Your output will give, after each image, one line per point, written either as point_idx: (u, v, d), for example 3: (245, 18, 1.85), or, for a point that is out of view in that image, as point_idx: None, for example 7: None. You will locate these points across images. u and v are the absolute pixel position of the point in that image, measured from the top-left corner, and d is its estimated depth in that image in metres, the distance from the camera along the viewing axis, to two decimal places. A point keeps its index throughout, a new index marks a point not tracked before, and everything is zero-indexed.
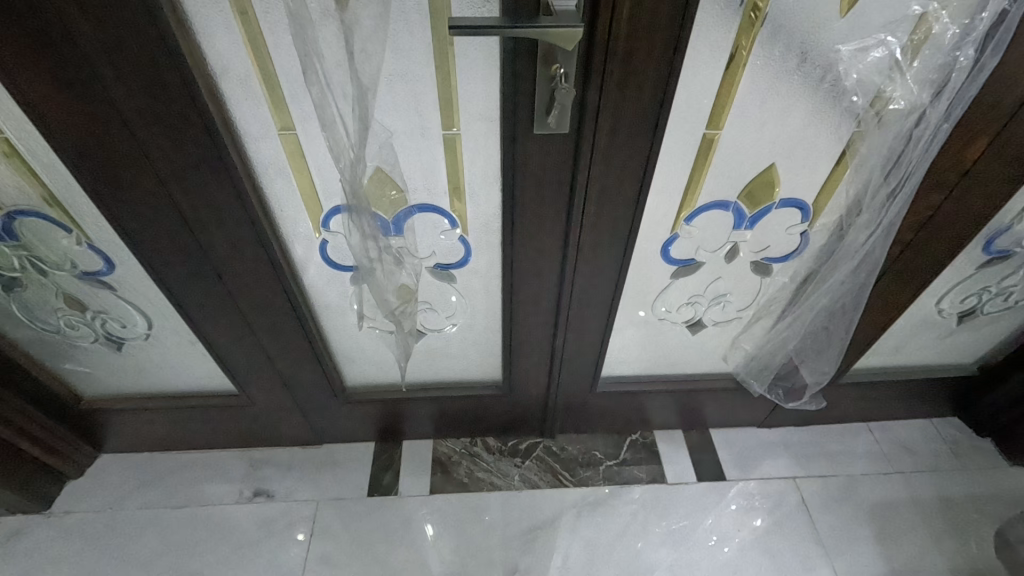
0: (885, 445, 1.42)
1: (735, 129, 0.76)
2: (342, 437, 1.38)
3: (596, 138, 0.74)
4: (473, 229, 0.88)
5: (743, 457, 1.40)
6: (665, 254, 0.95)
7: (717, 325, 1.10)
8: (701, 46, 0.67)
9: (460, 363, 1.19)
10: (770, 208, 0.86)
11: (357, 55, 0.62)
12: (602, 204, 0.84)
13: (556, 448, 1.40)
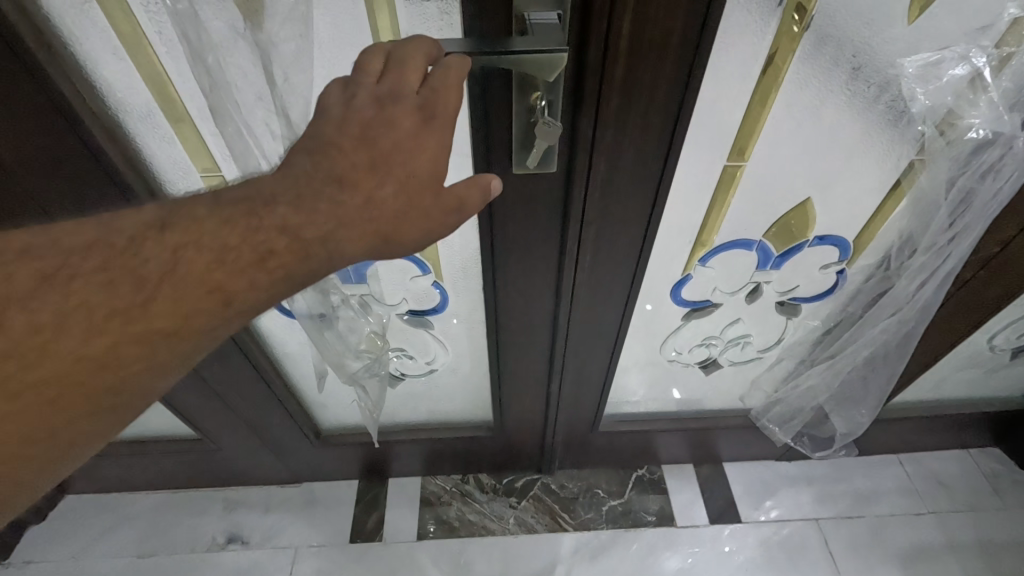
0: (918, 479, 1.29)
1: (763, 159, 0.61)
2: (323, 475, 1.27)
3: (591, 174, 0.60)
4: (447, 271, 0.77)
5: (760, 494, 1.28)
6: (675, 296, 0.81)
7: (734, 367, 0.97)
8: (724, 64, 0.52)
9: (446, 399, 1.09)
10: (802, 246, 0.72)
11: (277, 85, 0.48)
12: (601, 246, 0.70)
13: (555, 486, 1.28)
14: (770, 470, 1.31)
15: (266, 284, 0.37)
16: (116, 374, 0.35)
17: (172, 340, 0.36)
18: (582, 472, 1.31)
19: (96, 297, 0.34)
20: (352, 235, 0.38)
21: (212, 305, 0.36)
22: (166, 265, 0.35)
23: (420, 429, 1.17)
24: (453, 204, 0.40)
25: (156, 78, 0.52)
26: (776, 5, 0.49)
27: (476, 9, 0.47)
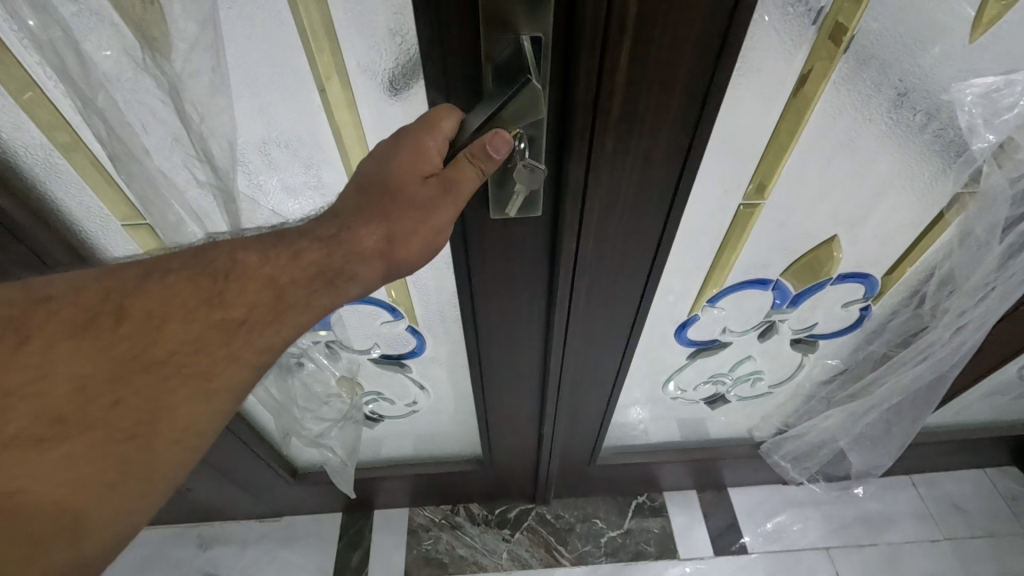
0: (933, 502, 1.22)
1: (786, 197, 0.53)
2: (303, 509, 1.19)
3: (584, 221, 0.51)
4: (423, 316, 0.68)
5: (770, 524, 1.20)
6: (679, 335, 0.73)
7: (743, 401, 0.89)
8: (743, 92, 0.43)
9: (431, 435, 1.01)
10: (824, 284, 0.63)
11: (193, 125, 0.41)
12: (595, 292, 0.62)
13: (550, 516, 1.21)
14: (778, 495, 1.23)
15: (308, 286, 0.37)
16: (182, 384, 0.37)
17: (231, 348, 0.37)
18: (580, 500, 1.23)
19: (156, 308, 0.35)
20: (370, 231, 0.36)
21: (263, 305, 0.37)
22: (217, 270, 0.36)
23: (404, 466, 1.09)
24: (445, 185, 0.36)
25: (46, 116, 0.44)
26: (809, 26, 0.40)
27: (440, 51, 0.38)
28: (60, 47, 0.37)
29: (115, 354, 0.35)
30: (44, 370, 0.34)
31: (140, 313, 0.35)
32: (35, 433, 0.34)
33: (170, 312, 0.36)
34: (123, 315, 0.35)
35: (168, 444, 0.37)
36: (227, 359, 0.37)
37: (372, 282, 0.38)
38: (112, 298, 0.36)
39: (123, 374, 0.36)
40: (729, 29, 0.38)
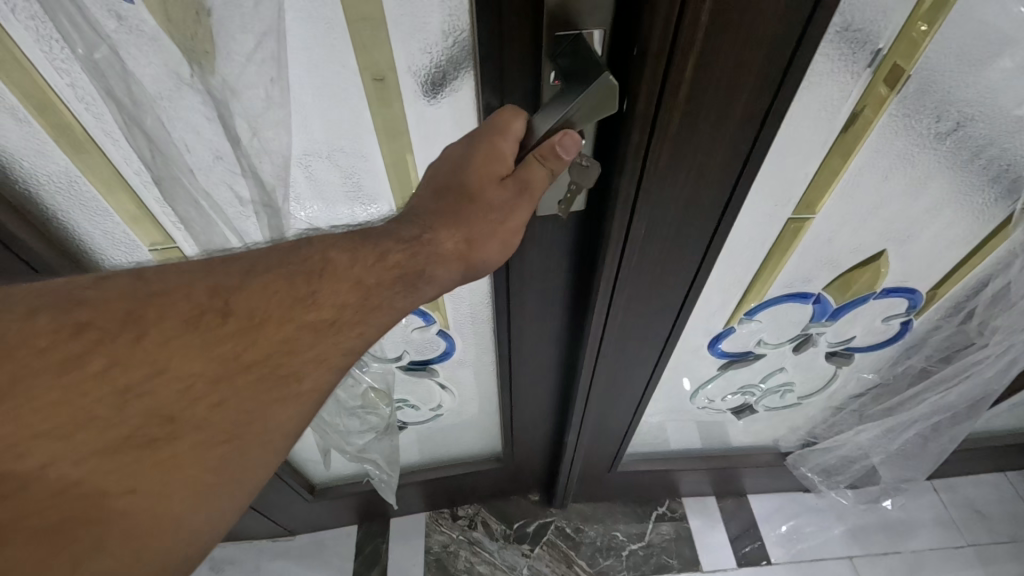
0: (954, 508, 1.21)
1: (836, 212, 0.51)
2: (317, 526, 1.16)
3: (630, 239, 0.49)
4: (454, 320, 0.67)
5: (788, 528, 1.20)
6: (712, 348, 0.71)
7: (771, 412, 0.87)
8: (805, 107, 0.41)
9: (452, 438, 1.00)
10: (867, 298, 0.62)
11: (245, 144, 0.39)
12: (633, 307, 0.60)
13: (570, 529, 1.19)
14: (798, 503, 1.22)
15: (395, 284, 0.34)
16: (270, 391, 0.32)
17: (321, 349, 0.33)
18: (598, 511, 1.21)
19: (258, 308, 0.31)
20: (449, 233, 0.34)
21: (352, 306, 0.33)
22: (312, 270, 0.32)
23: (420, 471, 1.07)
24: (519, 188, 0.35)
25: (78, 137, 0.43)
26: (864, 66, 0.39)
27: (498, 45, 0.35)
28: (105, 65, 0.35)
29: (214, 359, 0.30)
30: (151, 368, 0.29)
31: (244, 311, 0.31)
32: (134, 439, 0.29)
33: (269, 313, 0.31)
34: (228, 313, 0.30)
35: (253, 455, 0.32)
36: (317, 362, 0.33)
37: (444, 284, 0.36)
38: (217, 294, 0.30)
39: (223, 377, 0.30)
40: (795, 54, 0.36)
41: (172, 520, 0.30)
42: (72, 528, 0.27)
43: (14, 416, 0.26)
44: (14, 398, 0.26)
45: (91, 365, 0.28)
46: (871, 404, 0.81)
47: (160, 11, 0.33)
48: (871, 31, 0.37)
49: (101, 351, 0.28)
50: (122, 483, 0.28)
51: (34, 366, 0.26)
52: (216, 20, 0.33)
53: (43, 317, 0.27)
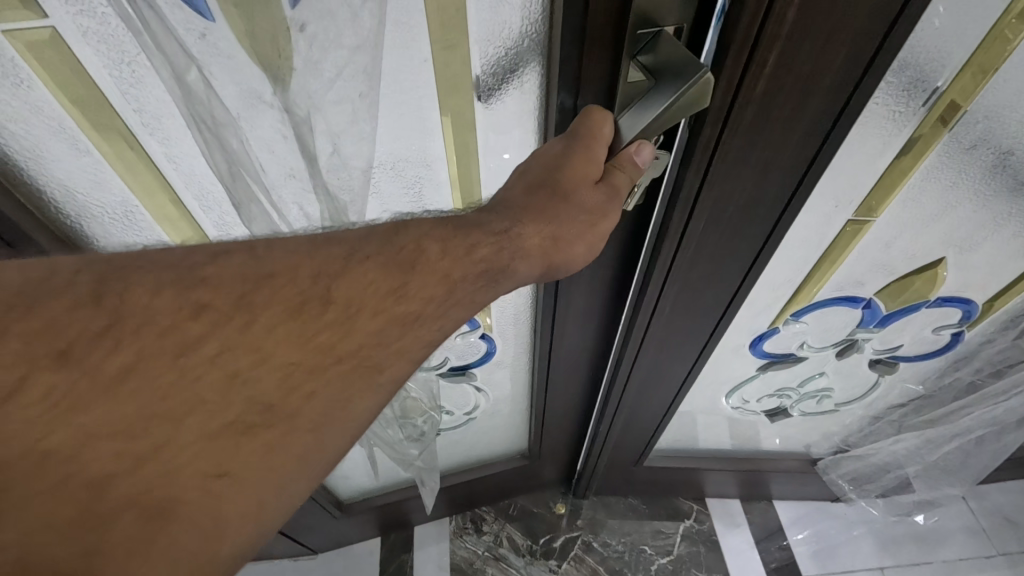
0: (983, 517, 1.20)
1: (891, 217, 0.55)
2: (341, 543, 1.14)
3: (684, 240, 0.51)
4: (497, 321, 0.69)
5: (813, 542, 1.18)
6: (753, 347, 0.76)
7: (804, 417, 0.98)
8: (872, 117, 0.44)
9: (480, 442, 1.01)
10: (920, 306, 0.70)
11: (323, 159, 0.42)
12: (678, 308, 0.62)
13: (598, 544, 1.18)
14: (825, 513, 1.21)
15: (477, 279, 0.36)
16: (354, 380, 0.33)
17: (407, 340, 0.34)
18: (625, 524, 1.20)
19: (355, 296, 0.33)
20: (537, 228, 0.37)
21: (436, 300, 0.35)
22: (407, 260, 0.34)
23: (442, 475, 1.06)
24: (610, 191, 0.38)
25: (129, 157, 0.45)
26: (919, 106, 0.43)
27: (580, 48, 0.37)
28: (194, 85, 0.38)
29: (311, 349, 0.32)
30: (256, 353, 0.30)
31: (340, 299, 0.32)
32: (236, 424, 0.30)
33: (364, 303, 0.33)
34: (328, 301, 0.32)
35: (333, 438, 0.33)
36: (396, 354, 0.34)
37: (524, 278, 0.39)
38: (320, 280, 0.32)
39: (315, 367, 0.32)
40: (864, 76, 0.38)
41: (255, 507, 0.30)
42: (171, 510, 0.27)
43: (136, 391, 0.28)
44: (140, 373, 0.28)
45: (208, 348, 0.29)
46: (913, 416, 0.95)
47: (249, 36, 0.35)
48: (939, 64, 0.40)
49: (214, 333, 0.30)
50: (218, 465, 0.29)
51: (157, 345, 0.28)
52: (308, 34, 0.35)
53: (166, 294, 0.29)
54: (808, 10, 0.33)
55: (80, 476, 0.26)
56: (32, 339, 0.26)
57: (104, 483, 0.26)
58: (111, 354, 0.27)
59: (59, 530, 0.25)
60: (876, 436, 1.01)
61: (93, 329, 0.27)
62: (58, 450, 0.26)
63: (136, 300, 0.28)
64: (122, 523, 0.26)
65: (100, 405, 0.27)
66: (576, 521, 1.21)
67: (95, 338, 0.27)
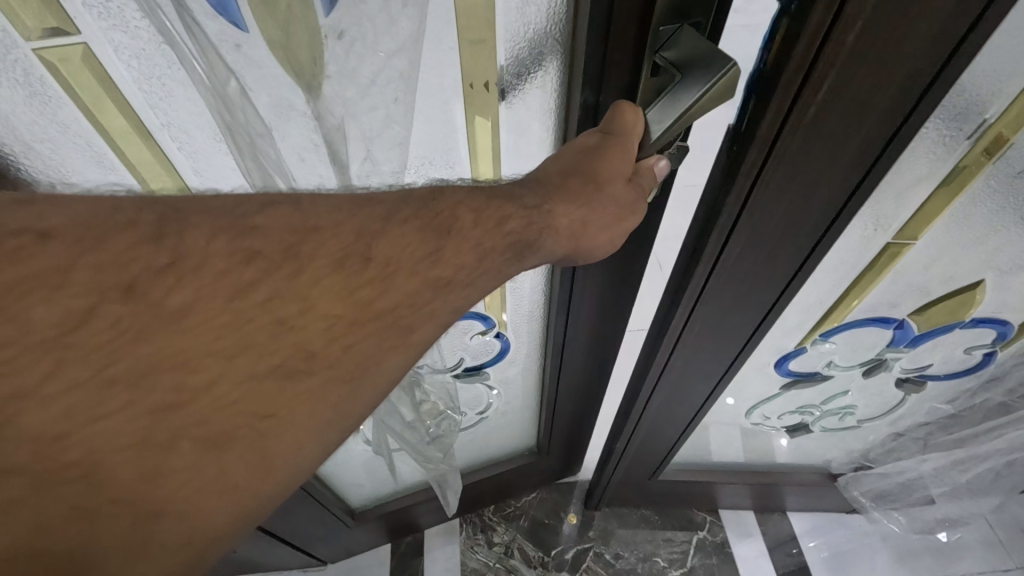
0: (1001, 530, 1.18)
1: (928, 241, 0.60)
2: (352, 551, 1.16)
3: (723, 257, 0.55)
4: (512, 322, 0.72)
5: (828, 553, 1.21)
6: (778, 366, 0.86)
7: (826, 433, 1.06)
8: (915, 151, 0.48)
9: (494, 439, 1.06)
10: (954, 326, 0.75)
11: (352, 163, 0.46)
12: (712, 321, 0.65)
13: (609, 556, 1.21)
14: (839, 523, 1.24)
15: (507, 249, 0.39)
16: (387, 338, 0.36)
17: (437, 304, 0.37)
18: (638, 535, 1.24)
19: (394, 257, 0.35)
20: (567, 209, 0.41)
21: (466, 269, 0.37)
22: (444, 224, 0.37)
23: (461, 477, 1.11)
24: (640, 189, 0.43)
25: (139, 152, 0.47)
26: (964, 139, 0.48)
27: (604, 46, 0.40)
28: (233, 95, 0.41)
29: (349, 301, 0.35)
30: (302, 302, 0.34)
31: (381, 257, 0.35)
32: (282, 367, 0.33)
33: (401, 263, 0.36)
34: (369, 260, 0.35)
35: (364, 395, 0.36)
36: (428, 314, 0.37)
37: (551, 251, 0.42)
38: (363, 238, 0.35)
39: (357, 320, 0.35)
40: (911, 113, 0.41)
41: (288, 455, 0.34)
42: (222, 442, 0.31)
43: (195, 327, 0.31)
44: (198, 312, 0.31)
45: (260, 292, 0.33)
46: (939, 433, 1.00)
47: (283, 44, 0.37)
48: (983, 104, 0.44)
49: (266, 278, 0.33)
50: (263, 408, 0.32)
51: (214, 286, 0.32)
52: (345, 40, 0.37)
53: (223, 240, 0.32)
54: (855, 60, 0.37)
55: (139, 405, 0.29)
56: (106, 269, 0.30)
57: (161, 418, 0.30)
58: (173, 290, 0.31)
59: (128, 451, 0.29)
60: (900, 453, 1.06)
61: (159, 265, 0.31)
62: (121, 379, 0.29)
63: (194, 243, 0.32)
64: (181, 452, 0.30)
65: (162, 336, 0.30)
66: (587, 532, 1.23)
67: (157, 273, 0.31)
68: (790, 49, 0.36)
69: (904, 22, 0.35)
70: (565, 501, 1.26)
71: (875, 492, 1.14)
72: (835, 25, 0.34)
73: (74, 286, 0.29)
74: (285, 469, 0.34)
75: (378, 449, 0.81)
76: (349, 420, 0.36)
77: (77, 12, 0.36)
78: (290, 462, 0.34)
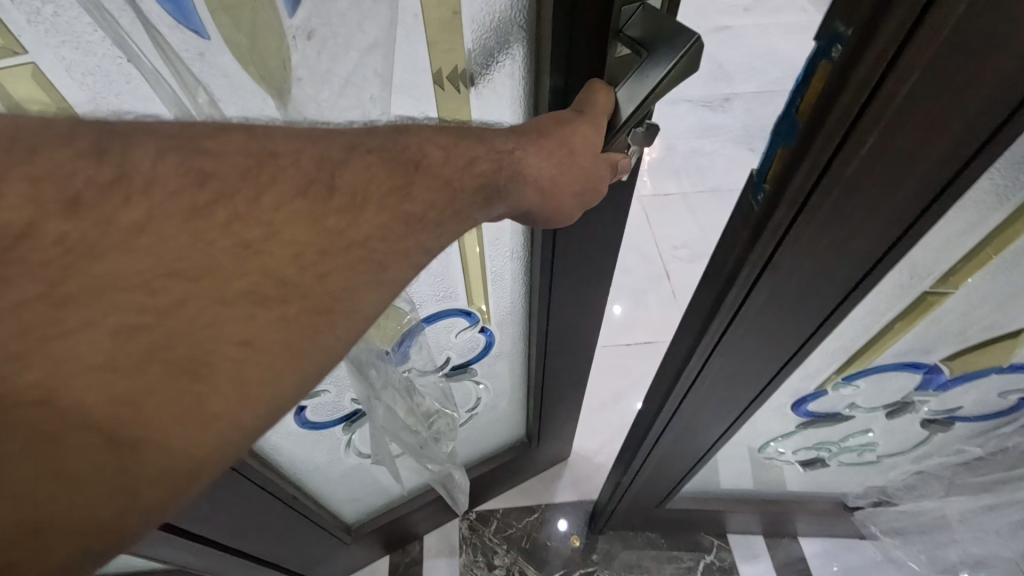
0: None
1: (965, 290, 0.62)
2: (352, 564, 1.21)
3: (751, 298, 0.58)
4: (494, 315, 0.82)
5: (840, 567, 1.21)
6: (797, 408, 0.89)
7: (844, 467, 1.06)
8: (960, 213, 0.50)
9: (488, 434, 1.15)
10: (989, 371, 0.76)
11: None
12: (742, 354, 0.69)
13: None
14: (852, 548, 1.22)
15: (478, 188, 0.42)
16: (359, 269, 0.37)
17: (407, 243, 0.39)
18: (642, 559, 1.25)
19: (359, 189, 0.37)
20: (539, 154, 0.45)
21: (436, 209, 0.40)
22: (410, 159, 0.40)
23: None
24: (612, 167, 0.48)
25: None
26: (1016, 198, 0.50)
27: (569, 23, 0.45)
28: (202, 107, 0.46)
29: (314, 225, 0.36)
30: (267, 227, 0.35)
31: (346, 187, 0.37)
32: (253, 291, 0.34)
33: (369, 194, 0.38)
34: (335, 188, 0.37)
35: (341, 330, 0.36)
36: (397, 254, 0.38)
37: (516, 203, 0.46)
38: (325, 167, 0.37)
39: (325, 251, 0.36)
40: (954, 180, 0.44)
41: (264, 386, 0.33)
42: (198, 368, 0.32)
43: (146, 245, 0.32)
44: (150, 230, 0.32)
45: (221, 214, 0.34)
46: (966, 475, 0.97)
47: (248, 48, 0.44)
48: None
49: (231, 200, 0.34)
50: (240, 333, 0.33)
51: (168, 203, 0.33)
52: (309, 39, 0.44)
53: (171, 160, 0.33)
54: (894, 126, 0.40)
55: (103, 323, 0.30)
56: (40, 182, 0.30)
57: (96, 333, 0.30)
58: (126, 206, 0.32)
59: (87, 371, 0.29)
60: (921, 492, 1.04)
61: (102, 180, 0.32)
62: (80, 293, 0.30)
63: (143, 160, 0.33)
64: (148, 375, 0.31)
65: (116, 251, 0.31)
66: (591, 555, 1.26)
67: (105, 188, 0.32)
68: (830, 108, 0.40)
69: (943, 98, 0.38)
70: (567, 524, 1.29)
71: (900, 536, 1.11)
72: (871, 97, 0.38)
73: (15, 198, 0.30)
74: (259, 402, 0.33)
75: (377, 461, 0.87)
76: (329, 357, 0.36)
77: (24, 31, 0.40)
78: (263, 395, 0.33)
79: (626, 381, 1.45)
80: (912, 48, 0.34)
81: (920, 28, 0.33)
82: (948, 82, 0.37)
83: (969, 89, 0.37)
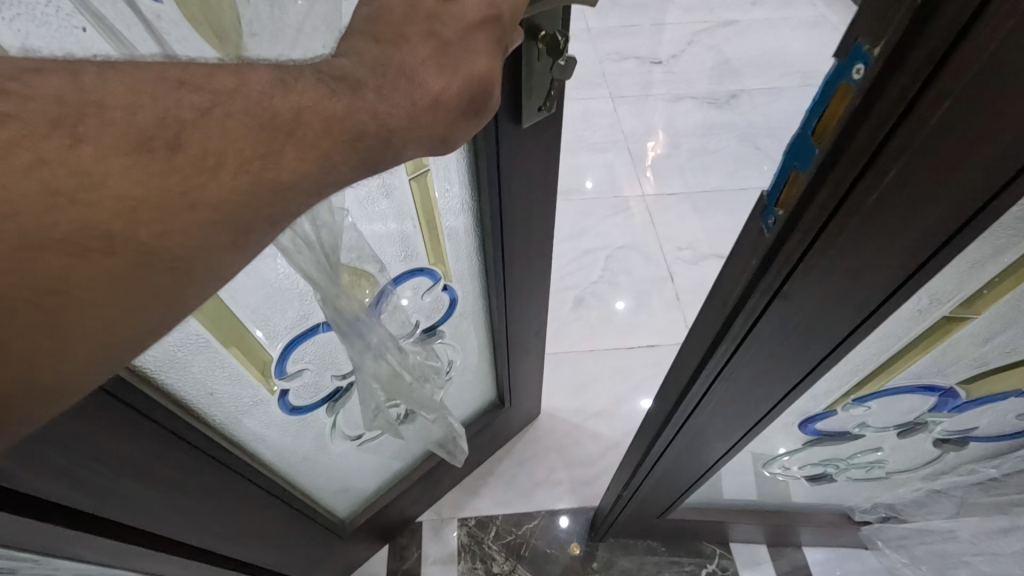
0: None
1: (989, 313, 0.57)
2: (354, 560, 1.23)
3: (756, 325, 0.56)
4: (455, 271, 0.86)
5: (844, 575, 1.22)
6: (804, 426, 0.84)
7: (851, 481, 1.02)
8: (987, 242, 0.46)
9: (464, 398, 1.19)
10: (1006, 395, 0.71)
11: None
12: (745, 384, 0.67)
13: None
14: (854, 556, 1.24)
15: (358, 162, 0.37)
16: (217, 233, 0.33)
17: (279, 207, 0.34)
18: (644, 566, 1.24)
19: (211, 146, 0.32)
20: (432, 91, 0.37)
21: (311, 177, 0.35)
22: (283, 126, 0.34)
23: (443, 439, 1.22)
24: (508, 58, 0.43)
25: None
26: None
27: None
28: None
29: (151, 182, 0.31)
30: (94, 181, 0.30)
31: (195, 149, 0.32)
32: (66, 242, 0.29)
33: (225, 153, 0.32)
34: (178, 145, 0.32)
35: (196, 280, 0.34)
36: (268, 220, 0.34)
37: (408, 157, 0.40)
38: (169, 125, 0.32)
39: (161, 209, 0.31)
40: (979, 212, 0.39)
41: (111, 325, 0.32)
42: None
43: None
44: None
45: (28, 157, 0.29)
46: (981, 494, 0.92)
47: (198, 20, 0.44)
48: None
49: (94, 183, 0.30)
50: (52, 279, 0.29)
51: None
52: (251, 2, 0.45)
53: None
54: (919, 159, 0.36)
55: None
56: None
57: None
58: None
59: None
60: (927, 506, 1.02)
61: None
62: None
63: None
64: None
65: None
66: (591, 563, 1.25)
67: None
68: (855, 127, 0.36)
69: (975, 125, 0.34)
70: (568, 525, 1.29)
71: (906, 551, 1.09)
72: (898, 120, 0.34)
73: None
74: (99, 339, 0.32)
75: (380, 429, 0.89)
76: (193, 297, 0.34)
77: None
78: (106, 333, 0.32)
79: (626, 386, 1.45)
80: (948, 71, 0.31)
81: (961, 48, 0.30)
82: (982, 116, 0.33)
83: (1003, 125, 0.33)
